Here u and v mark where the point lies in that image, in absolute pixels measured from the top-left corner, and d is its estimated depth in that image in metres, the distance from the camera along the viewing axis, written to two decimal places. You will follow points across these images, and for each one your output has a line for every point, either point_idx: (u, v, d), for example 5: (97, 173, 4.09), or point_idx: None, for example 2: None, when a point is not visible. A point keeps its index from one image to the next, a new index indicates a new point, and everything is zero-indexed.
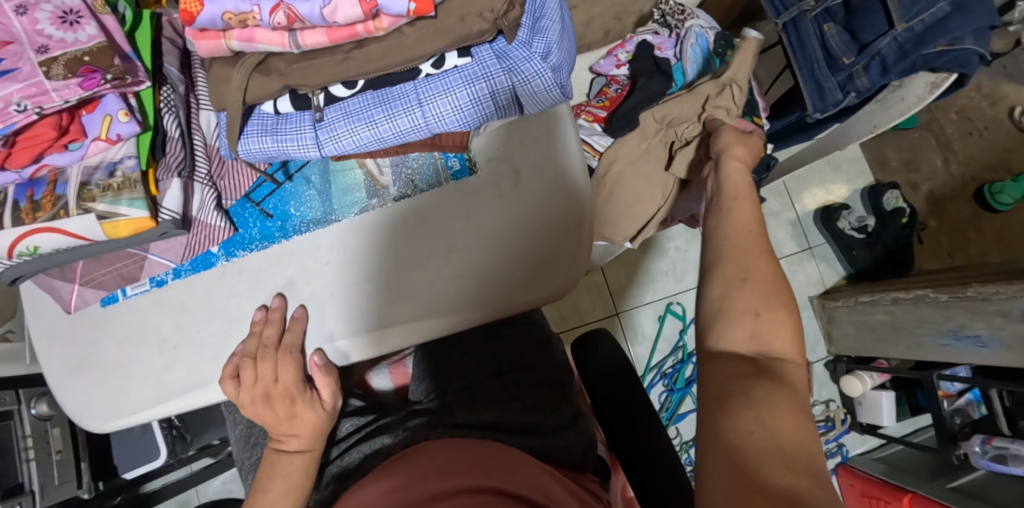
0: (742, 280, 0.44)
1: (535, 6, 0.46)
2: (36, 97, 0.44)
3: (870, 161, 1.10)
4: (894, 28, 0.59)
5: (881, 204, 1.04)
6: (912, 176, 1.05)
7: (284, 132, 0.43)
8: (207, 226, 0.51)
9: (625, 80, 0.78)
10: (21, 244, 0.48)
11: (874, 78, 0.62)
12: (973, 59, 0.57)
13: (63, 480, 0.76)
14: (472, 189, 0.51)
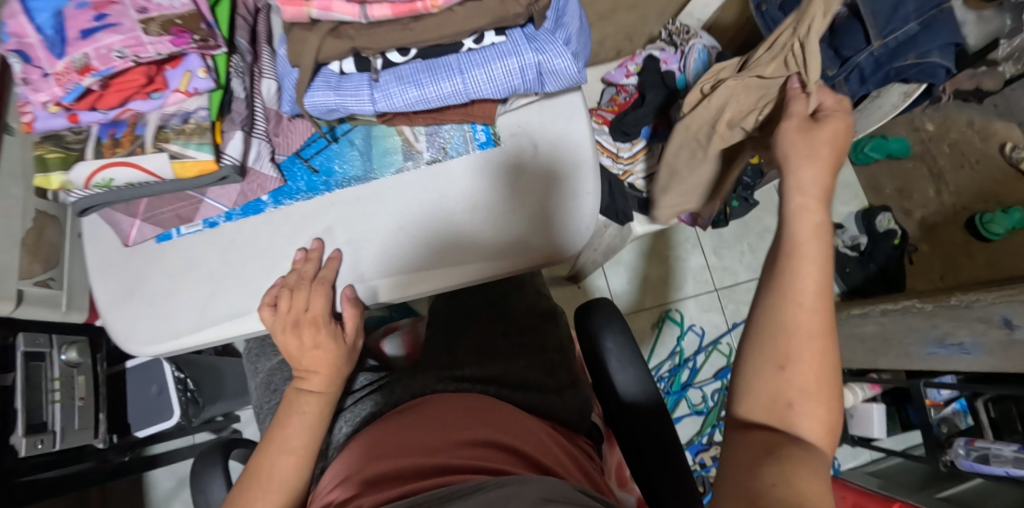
0: (780, 368, 0.41)
1: (558, 6, 0.53)
2: (134, 47, 0.51)
3: (865, 187, 1.22)
4: (870, 46, 0.64)
5: (873, 225, 1.14)
6: (905, 202, 1.17)
7: (345, 88, 0.51)
8: (261, 175, 0.58)
9: (633, 89, 0.87)
10: (98, 176, 0.54)
11: (853, 88, 0.68)
12: (939, 71, 0.66)
13: (83, 425, 0.79)
14: (495, 158, 0.58)
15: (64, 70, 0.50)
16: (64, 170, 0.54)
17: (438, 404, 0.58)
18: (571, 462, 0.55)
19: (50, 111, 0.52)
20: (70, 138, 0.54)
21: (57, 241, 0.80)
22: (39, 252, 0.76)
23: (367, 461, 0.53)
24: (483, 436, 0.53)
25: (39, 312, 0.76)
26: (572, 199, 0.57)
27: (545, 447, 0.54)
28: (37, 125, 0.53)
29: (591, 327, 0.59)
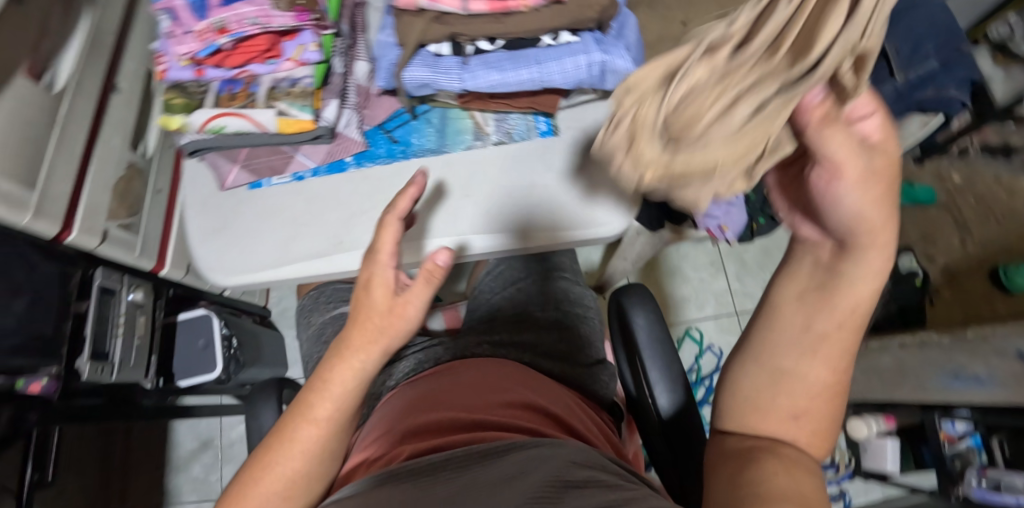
0: (794, 413, 0.43)
1: (620, 22, 0.63)
2: (264, 17, 0.59)
3: None
4: (894, 77, 0.73)
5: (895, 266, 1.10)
6: (928, 247, 1.14)
7: (438, 67, 0.58)
8: (348, 139, 0.65)
9: None
10: (211, 123, 0.62)
11: None
12: (954, 102, 0.74)
13: (135, 364, 0.85)
14: (554, 144, 0.66)
15: (205, 30, 0.59)
16: (185, 114, 0.61)
17: (463, 373, 0.62)
18: (595, 426, 0.60)
19: (182, 64, 0.61)
20: (193, 89, 0.63)
21: (140, 191, 0.88)
22: (124, 200, 0.84)
23: (397, 422, 0.56)
24: (509, 399, 0.57)
25: (116, 254, 0.82)
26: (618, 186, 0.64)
27: (570, 412, 0.59)
28: (169, 74, 0.62)
29: (621, 304, 0.67)
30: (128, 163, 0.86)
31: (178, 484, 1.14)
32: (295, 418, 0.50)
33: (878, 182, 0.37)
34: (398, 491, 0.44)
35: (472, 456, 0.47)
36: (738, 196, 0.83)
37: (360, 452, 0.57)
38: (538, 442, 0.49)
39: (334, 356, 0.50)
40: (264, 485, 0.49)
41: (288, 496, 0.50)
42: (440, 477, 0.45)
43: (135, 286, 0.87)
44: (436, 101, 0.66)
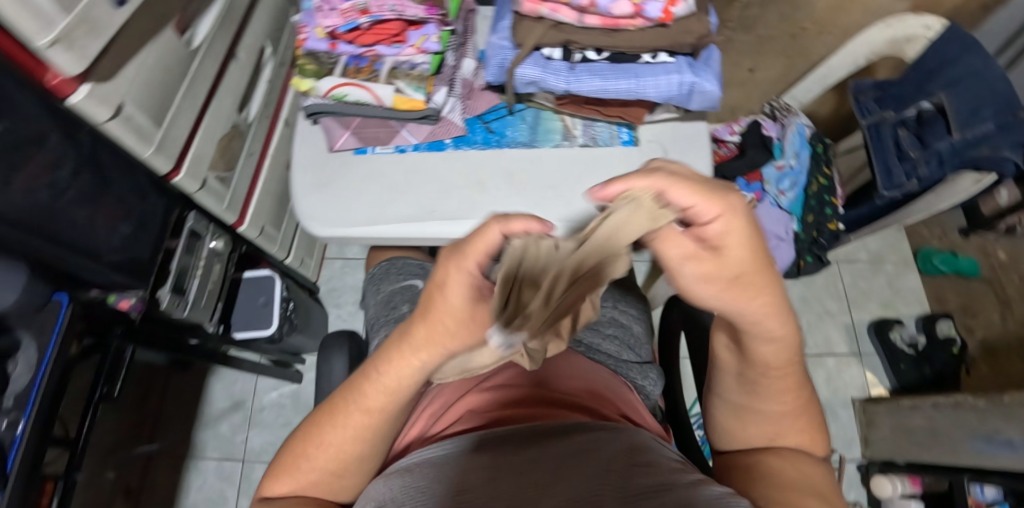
0: (770, 440, 0.54)
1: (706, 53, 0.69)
2: (401, 6, 0.68)
3: (929, 297, 1.25)
4: (952, 135, 0.79)
5: (934, 330, 1.18)
6: (969, 319, 1.18)
7: (549, 68, 0.66)
8: (449, 124, 0.72)
9: (733, 146, 0.99)
10: (336, 90, 0.69)
11: (932, 169, 0.82)
12: (1007, 163, 0.75)
13: (204, 306, 0.90)
14: (634, 155, 0.72)
15: (349, 9, 0.68)
16: (315, 79, 0.69)
17: (494, 365, 0.67)
18: (642, 414, 0.64)
19: (319, 36, 0.70)
20: (324, 58, 0.70)
21: (237, 151, 0.95)
22: (224, 156, 0.91)
23: (443, 408, 0.62)
24: (543, 389, 0.62)
25: (209, 203, 0.88)
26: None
27: (618, 402, 0.63)
28: (307, 43, 0.70)
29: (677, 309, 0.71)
30: (234, 124, 0.93)
31: (204, 439, 1.18)
32: (348, 400, 0.53)
33: (712, 282, 0.39)
34: (478, 460, 0.50)
35: (532, 432, 0.53)
36: (783, 234, 0.95)
37: (417, 429, 0.62)
38: (588, 427, 0.54)
39: (394, 349, 0.46)
40: (318, 457, 0.54)
41: (339, 471, 0.55)
42: (514, 451, 0.50)
43: (217, 235, 0.93)
44: (533, 101, 0.73)
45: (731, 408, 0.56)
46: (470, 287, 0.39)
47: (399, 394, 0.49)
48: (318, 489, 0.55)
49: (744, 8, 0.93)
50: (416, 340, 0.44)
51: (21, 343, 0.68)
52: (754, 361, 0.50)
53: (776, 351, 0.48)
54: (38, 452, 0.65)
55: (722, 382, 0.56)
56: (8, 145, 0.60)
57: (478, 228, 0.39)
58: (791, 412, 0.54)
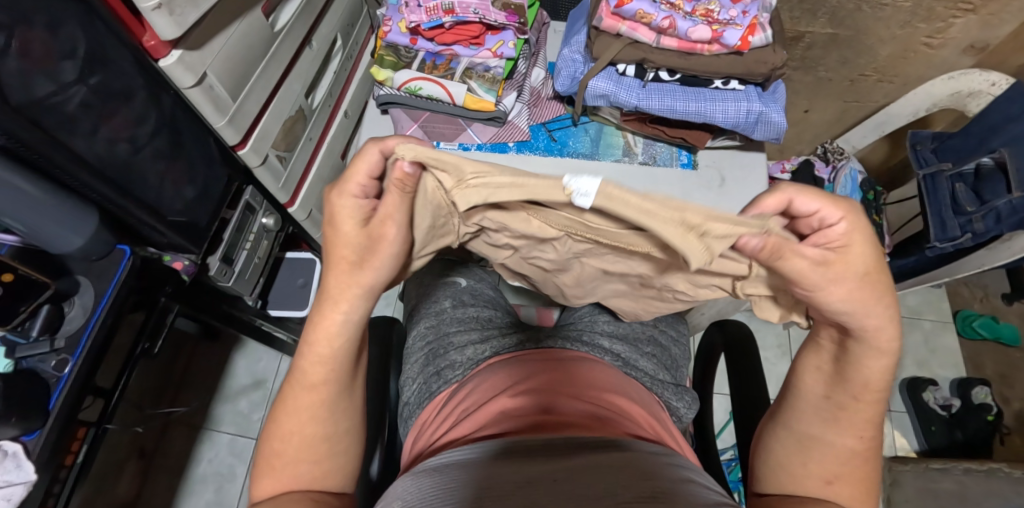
0: (827, 482, 0.51)
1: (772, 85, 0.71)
2: (483, 11, 0.70)
3: (966, 361, 1.24)
4: (1012, 193, 0.79)
5: (969, 395, 1.16)
6: (1006, 390, 1.17)
7: (621, 85, 0.69)
8: (514, 128, 0.75)
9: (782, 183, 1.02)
10: (410, 83, 0.72)
11: (988, 224, 0.82)
12: None
13: (248, 279, 0.93)
14: (691, 178, 0.74)
15: (435, 8, 0.70)
16: (392, 71, 0.73)
17: (507, 367, 0.64)
18: (670, 431, 0.60)
19: (401, 31, 0.73)
20: (404, 53, 0.74)
21: (298, 134, 0.97)
22: (287, 137, 0.94)
23: (461, 416, 0.59)
24: (558, 400, 0.58)
25: (266, 180, 0.91)
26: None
27: (644, 417, 0.59)
28: (388, 36, 0.73)
29: (722, 334, 0.73)
30: (299, 108, 0.95)
31: (220, 413, 1.22)
32: (290, 379, 0.52)
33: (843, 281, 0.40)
34: (501, 467, 0.47)
35: (555, 443, 0.50)
36: None
37: (432, 438, 0.59)
38: (600, 443, 0.50)
39: (317, 309, 0.48)
40: (280, 448, 0.52)
41: (317, 457, 0.52)
42: (529, 459, 0.48)
43: (268, 211, 0.96)
44: (597, 115, 0.76)
45: (796, 440, 0.52)
46: (356, 210, 0.44)
47: (336, 361, 0.51)
48: (298, 484, 0.52)
49: (808, 48, 0.95)
50: (333, 292, 0.47)
51: (79, 287, 0.70)
52: (850, 379, 0.48)
53: (881, 371, 0.46)
54: (77, 400, 0.66)
55: (796, 410, 0.52)
56: (101, 96, 0.62)
57: (360, 152, 0.42)
58: (864, 452, 0.50)
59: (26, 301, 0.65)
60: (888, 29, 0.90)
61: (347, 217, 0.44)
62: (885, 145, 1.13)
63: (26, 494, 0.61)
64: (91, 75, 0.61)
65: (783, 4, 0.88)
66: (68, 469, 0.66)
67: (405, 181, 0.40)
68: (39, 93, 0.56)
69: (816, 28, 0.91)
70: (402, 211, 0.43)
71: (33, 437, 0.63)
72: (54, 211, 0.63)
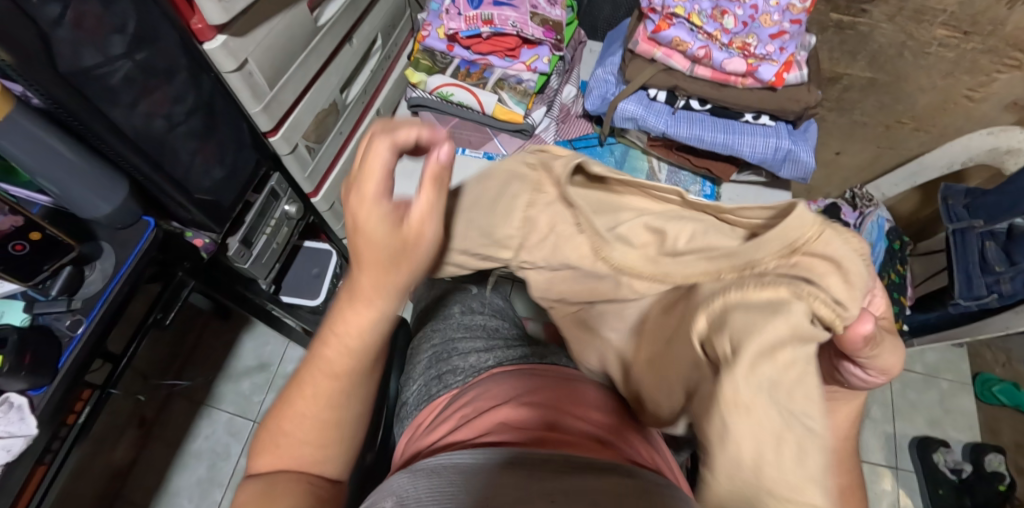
0: None
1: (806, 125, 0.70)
2: (521, 25, 0.71)
3: (982, 425, 1.20)
4: None
5: (981, 460, 1.12)
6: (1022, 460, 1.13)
7: (651, 110, 0.69)
8: (539, 142, 0.76)
9: None
10: (442, 88, 0.74)
11: (1018, 286, 0.81)
12: None
13: (265, 263, 0.94)
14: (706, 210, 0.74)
15: (474, 18, 0.72)
16: (426, 75, 0.74)
17: (511, 379, 0.63)
18: (673, 467, 0.58)
19: (439, 36, 0.74)
20: (439, 58, 0.75)
21: (329, 127, 0.99)
22: (318, 128, 0.96)
23: (460, 424, 0.58)
24: (559, 416, 0.57)
25: (292, 168, 0.94)
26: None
27: (643, 444, 0.58)
28: (427, 40, 0.74)
29: None
30: (333, 102, 0.97)
31: (223, 391, 1.23)
32: (314, 364, 0.46)
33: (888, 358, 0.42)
34: (502, 478, 0.47)
35: (556, 461, 0.49)
36: None
37: (429, 442, 0.58)
38: (600, 465, 0.49)
39: (347, 304, 0.42)
40: (291, 428, 0.48)
41: (322, 443, 0.48)
42: (530, 472, 0.48)
43: (292, 199, 0.98)
44: (624, 137, 0.77)
45: None
46: (384, 215, 0.37)
47: (358, 356, 0.44)
48: (300, 468, 0.48)
49: (845, 90, 0.94)
50: (350, 296, 0.42)
51: (101, 252, 0.71)
52: None
53: None
54: (86, 363, 0.68)
55: None
56: (144, 73, 0.64)
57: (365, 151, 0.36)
58: None
59: (50, 259, 0.67)
60: (929, 78, 0.88)
61: (372, 223, 0.37)
62: (915, 196, 1.11)
63: (25, 447, 0.62)
64: (137, 51, 0.62)
65: (824, 44, 0.87)
66: (69, 428, 0.68)
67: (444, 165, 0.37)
68: (86, 63, 0.57)
69: (854, 71, 0.90)
70: (440, 210, 0.38)
71: (39, 392, 0.64)
72: (88, 176, 0.65)
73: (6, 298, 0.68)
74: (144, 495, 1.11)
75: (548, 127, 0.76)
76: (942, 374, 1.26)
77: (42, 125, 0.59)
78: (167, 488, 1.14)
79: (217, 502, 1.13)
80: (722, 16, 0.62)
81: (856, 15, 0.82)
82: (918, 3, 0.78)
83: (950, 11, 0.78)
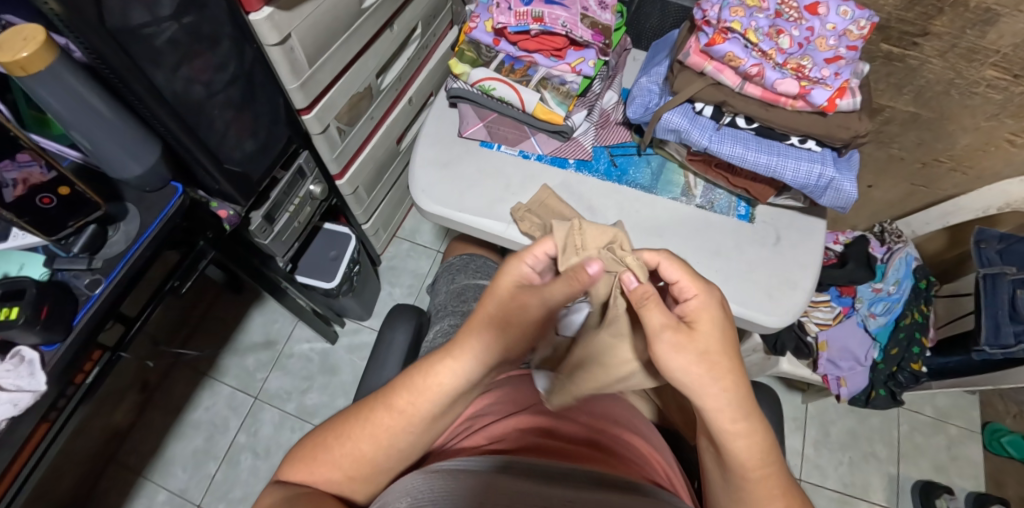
0: None
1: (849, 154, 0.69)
2: (571, 25, 0.70)
3: (987, 475, 1.18)
4: None
5: None
6: None
7: (696, 124, 0.68)
8: (576, 146, 0.75)
9: (833, 254, 1.00)
10: (483, 82, 0.73)
11: None
12: None
13: (284, 241, 0.94)
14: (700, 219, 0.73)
15: (524, 14, 0.70)
16: (470, 67, 0.74)
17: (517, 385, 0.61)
18: (680, 477, 0.57)
19: (486, 30, 0.73)
20: (485, 52, 0.75)
21: (361, 112, 0.98)
22: (351, 111, 0.95)
23: (465, 429, 0.57)
24: (565, 427, 0.55)
25: (321, 148, 0.93)
26: (790, 289, 0.70)
27: (657, 460, 0.56)
28: (473, 32, 0.74)
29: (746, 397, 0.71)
30: (368, 86, 0.96)
31: (228, 365, 1.23)
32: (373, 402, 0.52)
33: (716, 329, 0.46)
34: (515, 487, 0.46)
35: (571, 475, 0.48)
36: (861, 358, 0.96)
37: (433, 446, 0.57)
38: (618, 483, 0.48)
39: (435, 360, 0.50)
40: (339, 452, 0.52)
41: (354, 474, 0.51)
42: (545, 482, 0.46)
43: (317, 179, 0.97)
44: (663, 149, 0.76)
45: None
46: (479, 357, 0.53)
47: (413, 427, 0.50)
48: (330, 488, 0.51)
49: (886, 122, 0.93)
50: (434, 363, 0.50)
51: (127, 214, 0.71)
52: None
53: None
54: (100, 323, 0.67)
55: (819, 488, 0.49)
56: (189, 37, 0.63)
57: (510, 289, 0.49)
58: None
59: (76, 217, 0.65)
60: (973, 119, 0.87)
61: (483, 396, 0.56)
62: (944, 237, 1.10)
63: (34, 402, 0.62)
64: (184, 15, 0.61)
65: (871, 74, 0.87)
66: (76, 388, 0.67)
67: (585, 276, 0.47)
68: (133, 21, 0.57)
69: (898, 104, 0.89)
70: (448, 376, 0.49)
71: (51, 349, 0.63)
72: (123, 136, 0.64)
73: (27, 251, 0.67)
74: (140, 459, 1.12)
75: (587, 131, 0.75)
76: (951, 419, 1.24)
77: (84, 80, 0.58)
78: (162, 455, 1.13)
79: (210, 476, 1.12)
80: (777, 36, 0.63)
81: (907, 48, 0.81)
82: (971, 41, 0.76)
83: (1003, 53, 0.76)
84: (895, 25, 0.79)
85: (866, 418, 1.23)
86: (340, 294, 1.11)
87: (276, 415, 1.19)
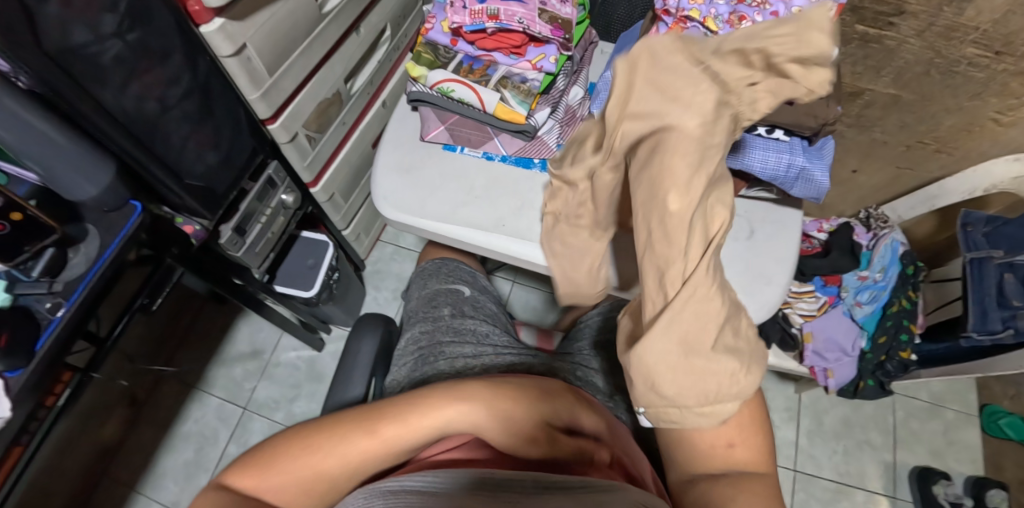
0: None
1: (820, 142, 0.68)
2: (529, 21, 0.68)
3: (986, 458, 1.16)
4: None
5: (982, 496, 1.08)
6: None
7: None
8: (541, 145, 0.73)
9: (816, 243, 0.98)
10: (444, 84, 0.71)
11: None
12: None
13: (258, 252, 0.93)
14: None
15: (480, 12, 0.68)
16: (427, 69, 0.72)
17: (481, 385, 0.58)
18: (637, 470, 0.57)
19: (443, 30, 0.72)
20: (443, 53, 0.73)
21: (332, 118, 0.97)
22: (320, 118, 0.94)
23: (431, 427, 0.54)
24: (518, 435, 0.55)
25: (291, 157, 0.92)
26: (765, 284, 0.68)
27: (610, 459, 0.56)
28: (430, 33, 0.73)
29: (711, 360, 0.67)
30: (336, 92, 0.95)
31: (215, 376, 1.23)
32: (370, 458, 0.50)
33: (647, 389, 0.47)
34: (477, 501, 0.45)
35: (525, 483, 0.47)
36: (849, 348, 0.94)
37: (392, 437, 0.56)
38: (570, 485, 0.48)
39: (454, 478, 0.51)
40: (305, 470, 0.49)
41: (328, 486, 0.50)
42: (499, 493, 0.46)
43: (288, 188, 0.96)
44: None
45: None
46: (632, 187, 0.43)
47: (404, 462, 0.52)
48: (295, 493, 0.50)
49: (865, 107, 0.91)
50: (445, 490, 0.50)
51: (87, 235, 0.70)
52: None
53: None
54: (66, 345, 0.66)
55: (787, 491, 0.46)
56: (137, 53, 0.62)
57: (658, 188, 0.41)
58: None
59: (32, 240, 0.64)
60: (956, 99, 0.84)
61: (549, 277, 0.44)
62: (933, 220, 1.07)
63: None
64: (129, 31, 0.60)
65: (847, 57, 0.84)
66: (47, 410, 0.67)
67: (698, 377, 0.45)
68: (75, 40, 0.55)
69: (878, 87, 0.87)
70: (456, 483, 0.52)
71: (15, 375, 0.62)
72: (76, 156, 0.62)
73: None
74: (130, 474, 1.12)
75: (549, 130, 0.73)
76: (948, 404, 1.21)
77: (28, 105, 0.57)
78: (154, 469, 1.14)
79: (201, 488, 1.12)
80: (739, 22, 0.61)
81: (883, 28, 0.78)
82: (949, 19, 0.73)
83: (982, 30, 0.73)
84: (869, 6, 0.76)
85: (861, 406, 1.21)
86: (320, 302, 1.10)
87: (265, 424, 1.19)
